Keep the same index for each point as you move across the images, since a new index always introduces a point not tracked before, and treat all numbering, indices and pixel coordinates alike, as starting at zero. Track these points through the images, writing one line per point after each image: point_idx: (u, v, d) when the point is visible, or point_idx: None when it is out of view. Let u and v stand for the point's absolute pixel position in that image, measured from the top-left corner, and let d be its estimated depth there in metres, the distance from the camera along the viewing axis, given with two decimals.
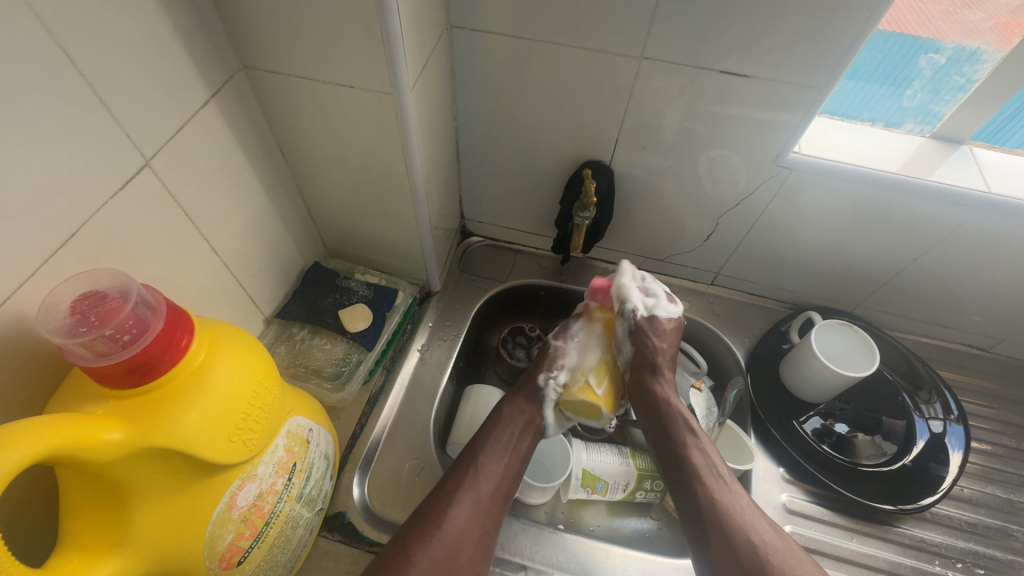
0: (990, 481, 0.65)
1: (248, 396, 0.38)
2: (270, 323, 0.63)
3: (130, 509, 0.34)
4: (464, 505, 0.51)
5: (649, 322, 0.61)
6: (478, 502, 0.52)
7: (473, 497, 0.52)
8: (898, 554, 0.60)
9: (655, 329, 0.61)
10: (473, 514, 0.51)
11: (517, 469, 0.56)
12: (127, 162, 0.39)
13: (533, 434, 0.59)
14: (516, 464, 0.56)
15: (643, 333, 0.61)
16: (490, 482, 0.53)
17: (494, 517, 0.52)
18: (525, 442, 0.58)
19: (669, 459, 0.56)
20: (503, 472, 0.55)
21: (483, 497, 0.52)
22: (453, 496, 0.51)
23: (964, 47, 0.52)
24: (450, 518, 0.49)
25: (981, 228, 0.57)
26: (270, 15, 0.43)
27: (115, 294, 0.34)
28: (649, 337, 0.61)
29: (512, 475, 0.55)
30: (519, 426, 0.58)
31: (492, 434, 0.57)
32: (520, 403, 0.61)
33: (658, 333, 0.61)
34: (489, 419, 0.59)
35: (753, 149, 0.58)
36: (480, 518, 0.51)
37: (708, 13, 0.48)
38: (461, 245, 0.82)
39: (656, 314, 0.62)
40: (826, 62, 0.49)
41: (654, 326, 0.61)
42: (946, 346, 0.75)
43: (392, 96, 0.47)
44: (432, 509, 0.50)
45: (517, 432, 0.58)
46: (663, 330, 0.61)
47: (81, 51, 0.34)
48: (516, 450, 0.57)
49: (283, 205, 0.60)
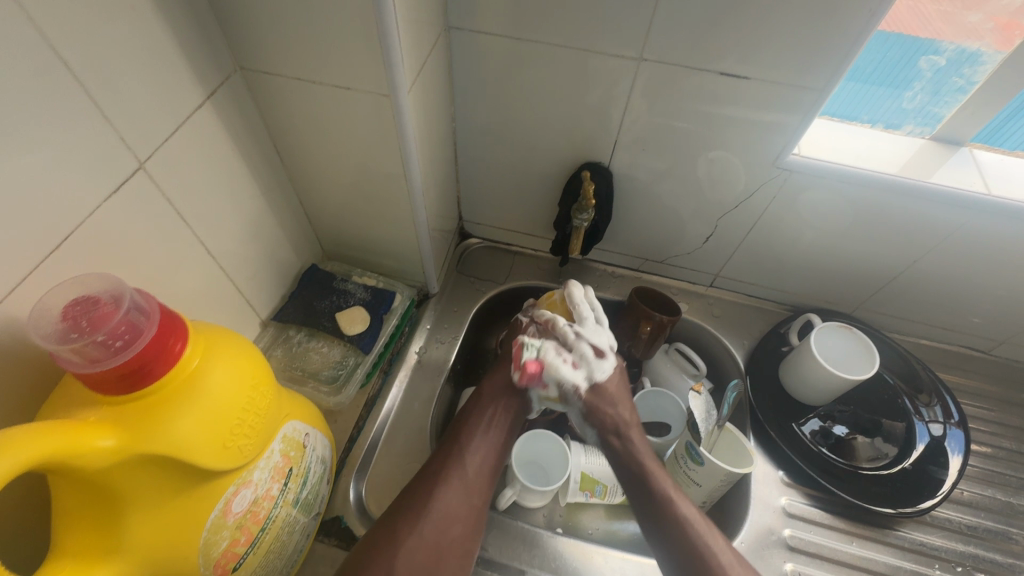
0: (990, 484, 0.65)
1: (243, 401, 0.37)
2: (267, 325, 0.63)
3: (124, 516, 0.33)
4: (453, 484, 0.51)
5: (595, 396, 0.59)
6: (466, 481, 0.52)
7: (461, 476, 0.52)
8: (897, 557, 0.60)
9: (601, 401, 0.58)
10: (462, 492, 0.51)
11: (504, 448, 0.57)
12: (121, 165, 0.39)
13: (517, 411, 0.59)
14: (501, 442, 0.56)
15: (594, 408, 0.59)
16: (477, 461, 0.53)
17: (482, 492, 0.52)
18: (508, 420, 0.58)
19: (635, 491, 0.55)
20: (490, 450, 0.55)
21: (471, 475, 0.52)
22: (441, 475, 0.51)
23: (964, 49, 0.52)
24: (438, 497, 0.49)
25: (982, 231, 0.57)
26: (266, 16, 0.43)
27: (108, 299, 0.33)
28: (603, 409, 0.59)
29: (501, 451, 0.56)
30: (501, 405, 0.58)
31: (473, 417, 0.57)
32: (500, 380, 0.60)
33: (607, 402, 0.59)
34: (471, 401, 0.59)
35: (753, 151, 0.57)
36: (469, 495, 0.51)
37: (708, 15, 0.47)
38: (459, 246, 0.82)
39: (594, 380, 0.58)
40: (826, 64, 0.48)
41: (600, 399, 0.59)
42: (946, 348, 0.75)
43: (389, 98, 0.47)
44: (420, 488, 0.50)
45: (500, 408, 0.58)
46: (610, 395, 0.59)
47: (73, 53, 0.33)
48: (501, 436, 0.57)
49: (280, 207, 0.60)
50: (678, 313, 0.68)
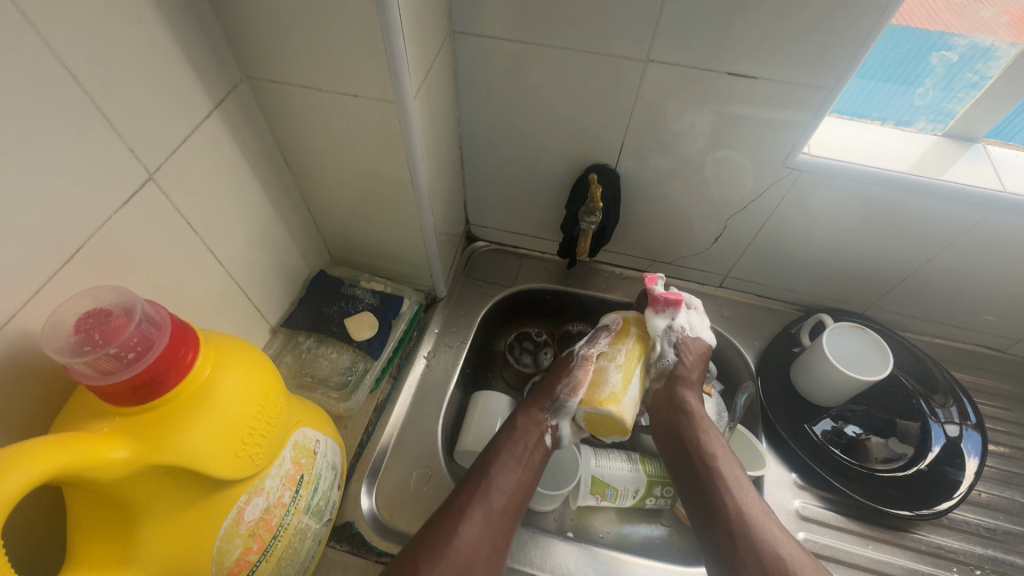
0: (1009, 485, 0.64)
1: (255, 410, 0.38)
2: (276, 332, 0.63)
3: (138, 527, 0.33)
4: (476, 522, 0.50)
5: (689, 340, 0.63)
6: (488, 516, 0.51)
7: (484, 512, 0.51)
8: (915, 561, 0.59)
9: (694, 348, 0.63)
10: (484, 529, 0.50)
11: (530, 483, 0.56)
12: (131, 177, 0.39)
13: (548, 446, 0.58)
14: (529, 478, 0.55)
15: (682, 346, 0.63)
16: (502, 499, 0.53)
17: (504, 534, 0.51)
18: (537, 456, 0.57)
19: (683, 472, 0.58)
20: (516, 486, 0.54)
21: (495, 512, 0.52)
22: (464, 511, 0.51)
23: (976, 44, 0.51)
24: (461, 535, 0.49)
25: (996, 228, 0.56)
26: (273, 25, 0.43)
27: (119, 312, 0.34)
28: (689, 353, 0.63)
29: (525, 489, 0.55)
30: (531, 440, 0.57)
31: (505, 447, 0.56)
32: (534, 414, 0.59)
33: (693, 352, 0.63)
34: (503, 432, 0.58)
35: (761, 150, 0.57)
36: (491, 536, 0.50)
37: (714, 14, 0.47)
38: (466, 250, 0.82)
39: (697, 335, 0.64)
40: (835, 62, 0.48)
41: (693, 346, 0.63)
42: (960, 347, 0.74)
43: (395, 104, 0.47)
44: (442, 524, 0.50)
45: (531, 445, 0.57)
46: (698, 352, 0.63)
47: (83, 68, 0.34)
48: (531, 466, 0.56)
49: (287, 214, 0.60)
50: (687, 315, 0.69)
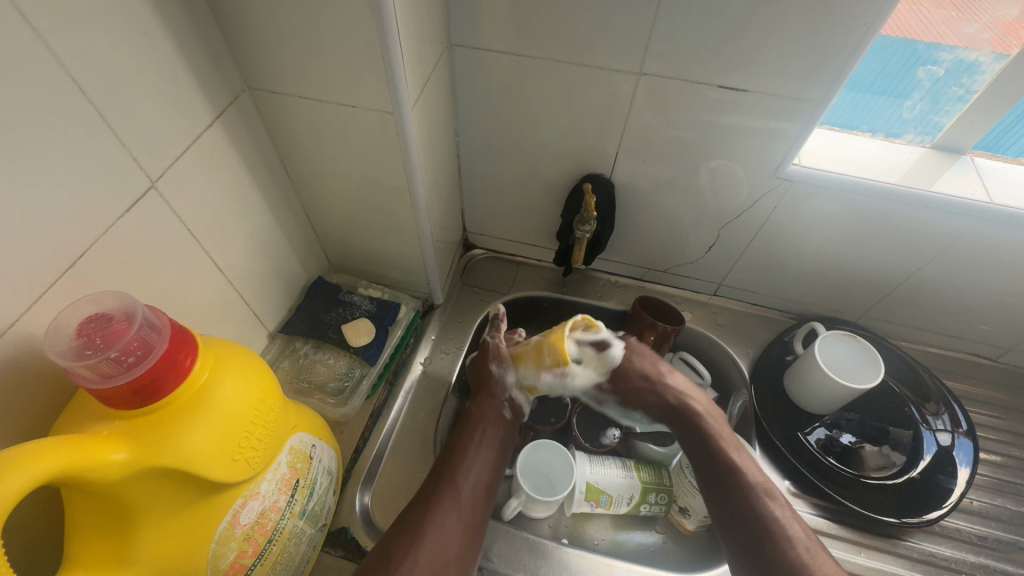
0: (1000, 493, 0.64)
1: (250, 414, 0.38)
2: (274, 338, 0.64)
3: (135, 530, 0.34)
4: (447, 505, 0.50)
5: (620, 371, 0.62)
6: (459, 502, 0.51)
7: (454, 498, 0.51)
8: (907, 568, 0.59)
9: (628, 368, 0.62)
10: (456, 514, 0.50)
11: (498, 461, 0.57)
12: (134, 186, 0.40)
13: (507, 420, 0.60)
14: (493, 456, 0.56)
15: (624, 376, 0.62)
16: (471, 481, 0.53)
17: (478, 513, 0.52)
18: (500, 436, 0.59)
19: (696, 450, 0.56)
20: (484, 468, 0.55)
21: (464, 493, 0.52)
22: (436, 499, 0.51)
23: (962, 58, 0.52)
24: (435, 519, 0.49)
25: (985, 238, 0.57)
26: (274, 39, 0.44)
27: (121, 316, 0.35)
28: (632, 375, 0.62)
29: (495, 468, 0.56)
30: (491, 422, 0.59)
31: (466, 436, 0.57)
32: (486, 401, 0.61)
33: (645, 360, 0.62)
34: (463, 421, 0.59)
35: (753, 160, 0.58)
36: (465, 515, 0.51)
37: (702, 29, 0.48)
38: (464, 257, 0.83)
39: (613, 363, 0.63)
40: (822, 76, 0.49)
41: (630, 367, 0.62)
42: (953, 355, 0.74)
43: (393, 115, 0.48)
44: (415, 513, 0.49)
45: (490, 425, 0.59)
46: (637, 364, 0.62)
47: (90, 80, 0.35)
48: (495, 447, 0.57)
49: (286, 221, 0.61)
50: (682, 322, 0.68)
